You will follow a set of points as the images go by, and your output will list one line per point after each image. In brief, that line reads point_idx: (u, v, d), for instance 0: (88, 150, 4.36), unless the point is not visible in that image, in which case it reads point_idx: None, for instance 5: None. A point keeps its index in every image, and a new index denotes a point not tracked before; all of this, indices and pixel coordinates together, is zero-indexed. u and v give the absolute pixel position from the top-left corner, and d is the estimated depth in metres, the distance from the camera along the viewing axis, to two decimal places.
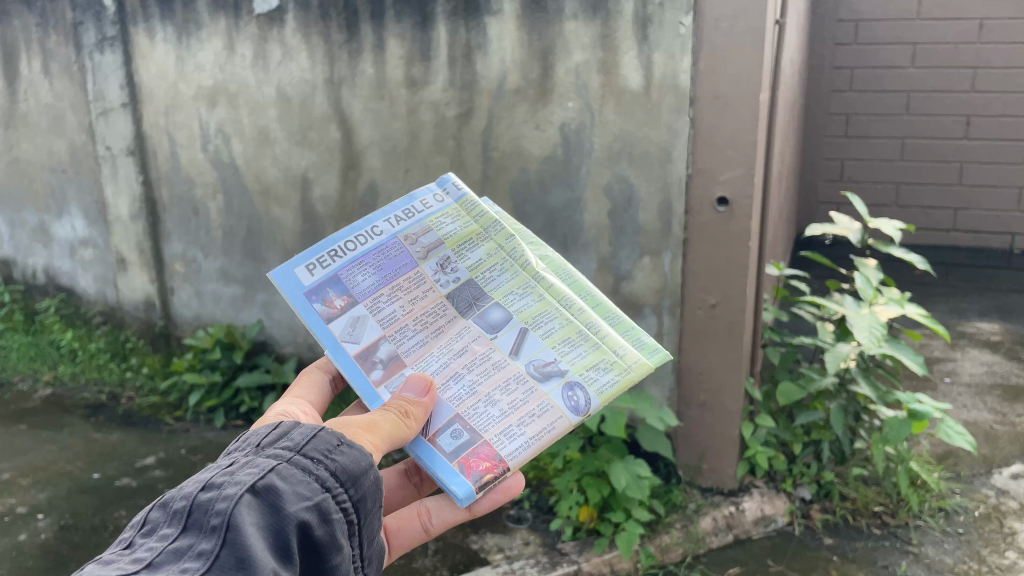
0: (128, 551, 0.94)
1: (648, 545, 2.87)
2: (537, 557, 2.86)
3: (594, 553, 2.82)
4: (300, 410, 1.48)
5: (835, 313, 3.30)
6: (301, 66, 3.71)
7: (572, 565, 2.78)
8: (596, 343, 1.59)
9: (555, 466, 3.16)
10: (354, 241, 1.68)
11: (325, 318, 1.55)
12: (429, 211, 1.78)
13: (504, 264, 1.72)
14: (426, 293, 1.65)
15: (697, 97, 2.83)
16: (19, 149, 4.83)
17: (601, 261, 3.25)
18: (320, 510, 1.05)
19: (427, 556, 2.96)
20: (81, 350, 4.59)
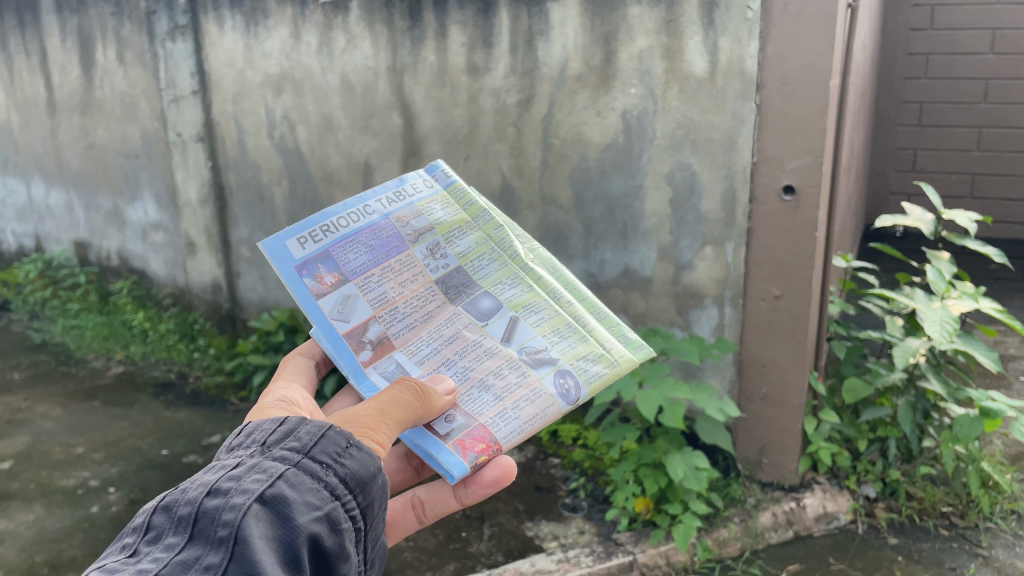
0: (129, 560, 0.88)
1: (706, 539, 2.83)
2: (592, 546, 2.84)
3: (651, 544, 2.79)
4: (299, 394, 1.40)
5: (905, 307, 3.19)
6: (364, 54, 3.75)
7: (628, 556, 2.76)
8: (583, 335, 1.58)
9: (611, 456, 3.13)
10: (346, 218, 1.61)
11: (316, 295, 1.49)
12: (419, 195, 1.73)
13: (491, 255, 1.70)
14: (415, 276, 1.61)
15: (764, 83, 2.76)
16: (96, 135, 5.00)
17: (662, 250, 3.21)
18: (330, 520, 0.97)
19: (482, 541, 2.98)
20: (152, 331, 4.75)
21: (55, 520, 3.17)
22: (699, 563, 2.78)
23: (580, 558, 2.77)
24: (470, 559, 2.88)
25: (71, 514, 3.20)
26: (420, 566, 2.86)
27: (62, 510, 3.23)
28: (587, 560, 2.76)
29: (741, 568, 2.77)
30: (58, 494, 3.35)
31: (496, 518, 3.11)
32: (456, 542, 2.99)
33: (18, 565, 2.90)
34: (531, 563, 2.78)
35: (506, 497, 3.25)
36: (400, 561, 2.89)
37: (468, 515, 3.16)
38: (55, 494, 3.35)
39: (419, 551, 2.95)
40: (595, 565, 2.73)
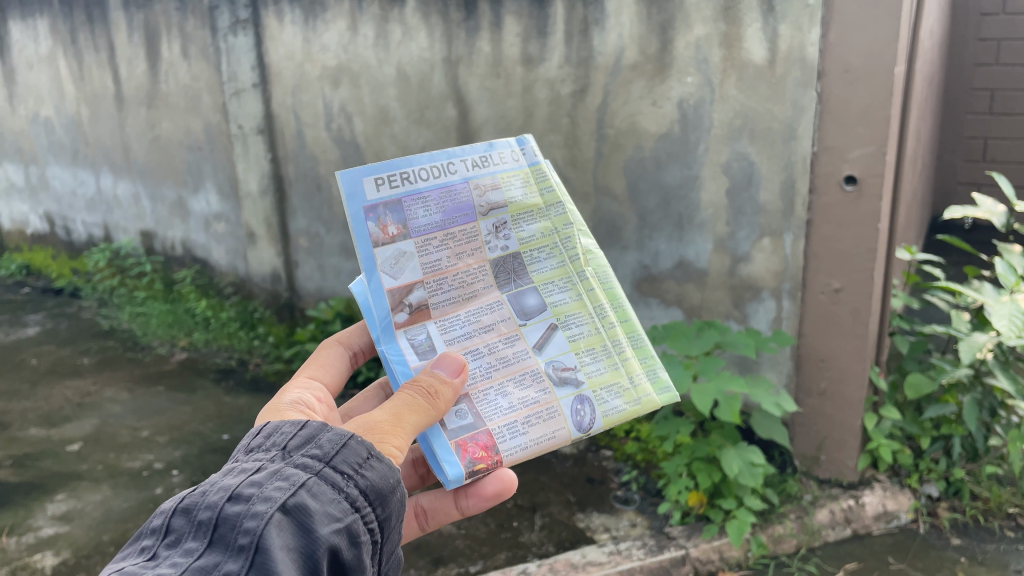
0: (150, 564, 0.90)
1: (760, 535, 2.79)
2: (644, 539, 2.83)
3: (704, 539, 2.77)
4: (313, 398, 1.41)
5: (973, 301, 3.09)
6: (420, 46, 3.77)
7: (681, 550, 2.74)
8: (615, 362, 1.52)
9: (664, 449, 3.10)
10: (427, 171, 1.51)
11: (374, 242, 1.44)
12: (506, 167, 1.58)
13: (553, 248, 1.59)
14: (474, 251, 1.53)
15: (826, 71, 2.69)
16: (161, 128, 5.15)
17: (717, 241, 3.16)
18: (349, 532, 0.99)
19: (533, 531, 3.00)
20: (214, 318, 4.88)
21: (122, 501, 3.28)
22: (754, 559, 2.75)
23: (632, 550, 2.76)
24: (521, 549, 2.90)
25: (138, 495, 3.31)
26: (472, 554, 2.89)
27: (129, 491, 3.35)
28: (638, 552, 2.75)
29: (797, 565, 2.73)
30: (125, 476, 3.48)
31: (548, 509, 3.12)
32: (507, 531, 3.01)
33: (88, 542, 3.02)
34: (582, 553, 2.78)
35: (557, 488, 3.26)
36: (452, 549, 2.93)
37: (519, 505, 3.17)
38: (123, 476, 3.48)
39: (471, 539, 2.98)
40: (647, 558, 2.72)
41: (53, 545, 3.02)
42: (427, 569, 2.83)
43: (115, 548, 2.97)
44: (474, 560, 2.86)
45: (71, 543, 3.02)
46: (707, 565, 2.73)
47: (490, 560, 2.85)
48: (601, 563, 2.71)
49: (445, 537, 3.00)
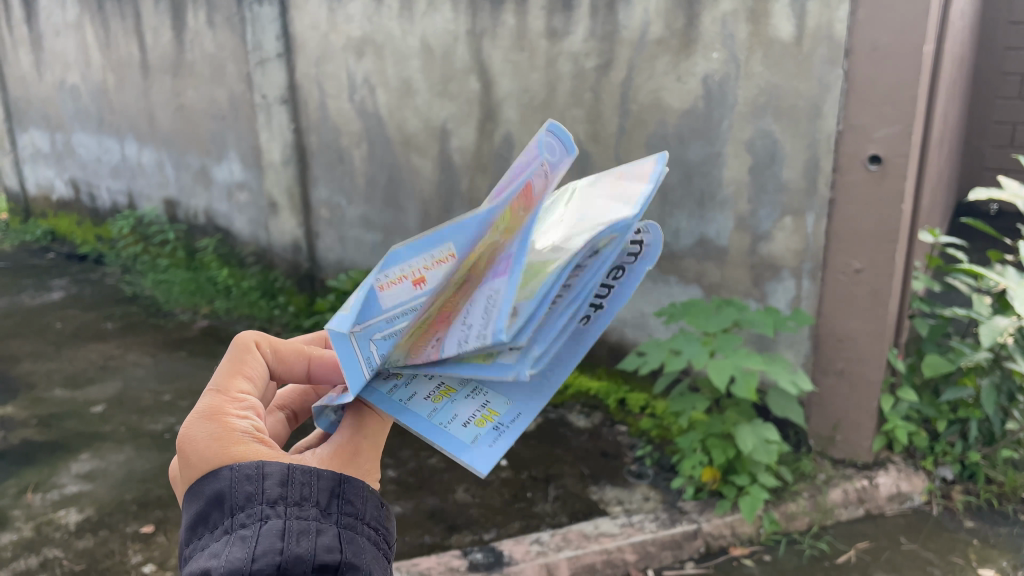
0: None
1: (773, 513, 2.81)
2: (657, 513, 2.85)
3: (716, 514, 2.79)
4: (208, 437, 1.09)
5: (996, 285, 3.05)
6: (445, 18, 3.77)
7: (693, 525, 2.76)
8: (527, 274, 1.32)
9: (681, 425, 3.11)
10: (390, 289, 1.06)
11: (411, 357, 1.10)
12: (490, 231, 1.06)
13: None
14: None
15: (853, 48, 2.68)
16: (186, 97, 5.19)
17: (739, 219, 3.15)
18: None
19: (547, 503, 3.02)
20: (235, 287, 4.93)
21: (144, 461, 3.35)
22: (765, 534, 2.77)
23: (645, 523, 2.79)
24: (535, 518, 2.94)
25: (159, 457, 3.37)
26: (487, 523, 2.92)
27: (151, 453, 3.41)
28: (651, 525, 2.77)
29: (809, 543, 2.75)
30: (146, 438, 3.54)
31: (564, 482, 3.15)
32: (522, 502, 3.04)
33: (111, 500, 3.09)
34: (595, 525, 2.80)
35: (574, 461, 3.29)
36: (467, 516, 2.97)
37: (535, 477, 3.20)
38: (145, 438, 3.54)
39: (486, 509, 3.01)
40: (660, 531, 2.74)
41: (76, 503, 3.09)
42: (441, 535, 2.87)
43: (137, 506, 3.04)
44: (489, 529, 2.89)
45: (94, 501, 3.09)
46: (720, 540, 2.75)
47: (504, 529, 2.88)
48: (614, 535, 2.74)
49: (460, 506, 3.04)
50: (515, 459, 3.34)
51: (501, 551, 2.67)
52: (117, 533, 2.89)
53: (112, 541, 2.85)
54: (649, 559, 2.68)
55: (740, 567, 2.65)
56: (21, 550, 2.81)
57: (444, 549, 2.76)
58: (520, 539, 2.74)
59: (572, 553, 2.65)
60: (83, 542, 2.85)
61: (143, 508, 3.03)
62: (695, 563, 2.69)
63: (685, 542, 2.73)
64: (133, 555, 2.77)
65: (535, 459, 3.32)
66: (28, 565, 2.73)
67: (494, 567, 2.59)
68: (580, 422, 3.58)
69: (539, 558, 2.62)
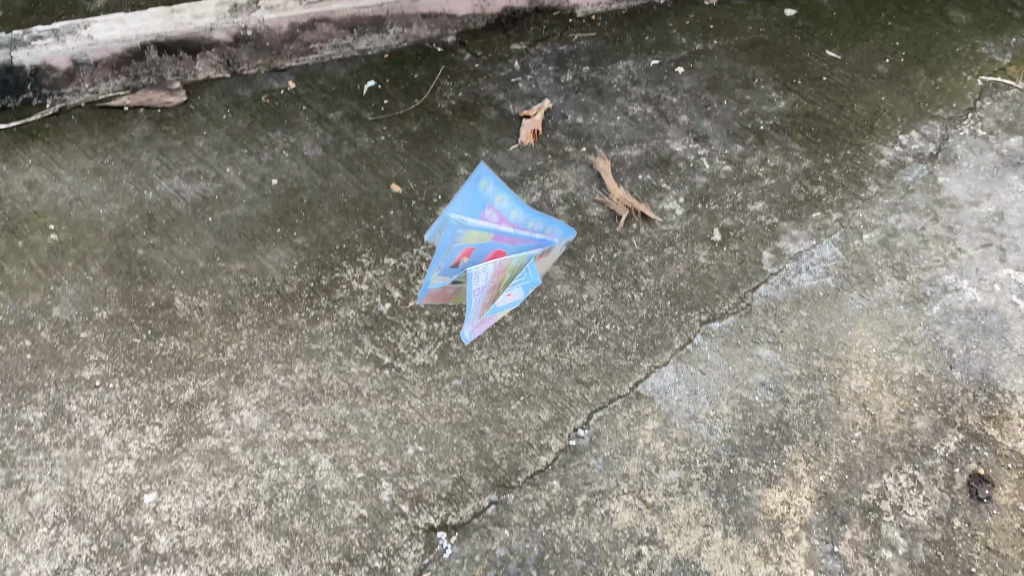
0: None
1: (929, 440, 2.03)
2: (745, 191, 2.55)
3: (920, 504, 1.93)
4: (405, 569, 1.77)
5: None
6: None
7: (814, 512, 1.91)
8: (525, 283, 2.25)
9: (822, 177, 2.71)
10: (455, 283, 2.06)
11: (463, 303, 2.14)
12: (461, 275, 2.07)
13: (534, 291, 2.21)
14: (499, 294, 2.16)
15: None
16: None
17: (831, 164, 2.65)
18: None
19: (636, 291, 2.35)
20: None
21: (125, 162, 2.62)
22: (922, 497, 1.94)
23: (729, 536, 1.88)
24: (603, 349, 2.21)
25: (140, 163, 2.61)
26: (544, 355, 2.19)
27: (141, 151, 2.64)
28: (751, 543, 1.87)
29: (961, 469, 1.99)
30: (96, 149, 2.65)
31: (645, 303, 2.32)
32: (587, 308, 2.30)
33: (134, 184, 2.55)
34: (690, 393, 2.13)
35: (664, 308, 2.31)
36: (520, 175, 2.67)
37: (635, 258, 2.42)
38: (99, 135, 2.69)
39: (553, 328, 2.25)
40: (764, 471, 1.98)
41: (94, 179, 2.56)
42: (491, 349, 2.19)
43: (155, 193, 2.52)
44: (526, 460, 1.99)
45: (113, 173, 2.58)
46: (849, 506, 1.92)
47: (572, 348, 2.21)
48: (684, 562, 1.85)
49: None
50: (590, 242, 2.46)
51: (539, 506, 1.91)
52: (131, 234, 2.41)
53: (127, 244, 2.38)
54: (751, 414, 2.09)
55: (880, 515, 1.90)
56: (21, 235, 2.39)
57: (454, 511, 1.91)
58: (559, 511, 1.91)
59: (787, 481, 1.96)
60: (94, 236, 2.40)
61: (156, 203, 2.50)
62: (818, 424, 2.06)
63: (907, 503, 1.92)
64: (130, 295, 2.25)
65: (622, 242, 2.46)
66: (48, 245, 2.37)
67: (530, 500, 1.93)
68: (667, 210, 2.54)
69: (609, 493, 1.94)
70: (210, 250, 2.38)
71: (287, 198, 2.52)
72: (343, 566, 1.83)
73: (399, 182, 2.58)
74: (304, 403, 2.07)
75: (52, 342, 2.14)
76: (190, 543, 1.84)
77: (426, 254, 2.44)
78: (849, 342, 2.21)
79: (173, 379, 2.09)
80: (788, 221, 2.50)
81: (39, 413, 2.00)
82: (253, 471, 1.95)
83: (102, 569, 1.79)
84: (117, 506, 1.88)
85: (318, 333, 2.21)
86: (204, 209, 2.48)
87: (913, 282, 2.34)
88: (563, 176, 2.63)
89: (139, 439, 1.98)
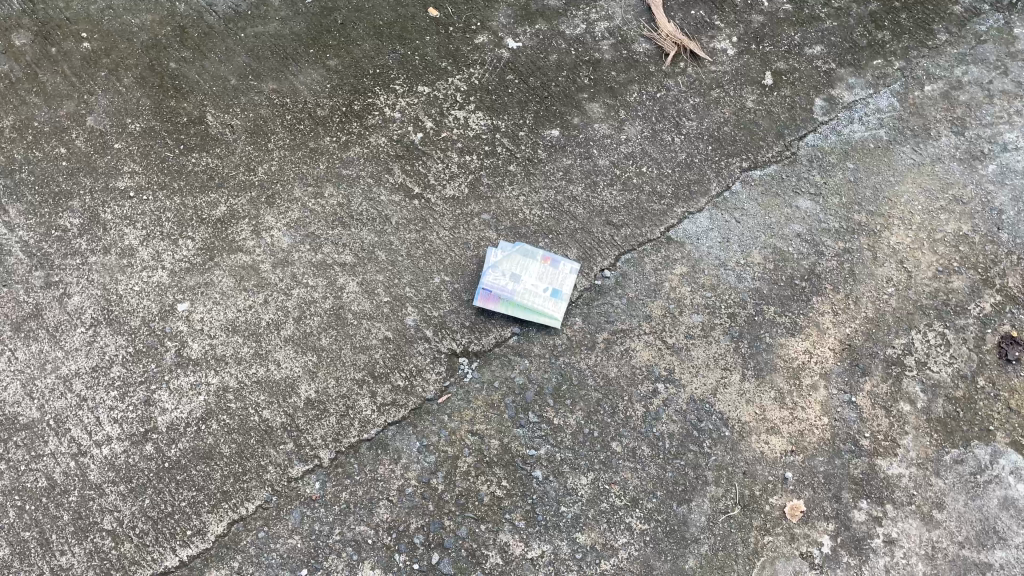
0: None
1: (964, 300, 2.00)
2: (815, 42, 2.47)
3: (945, 361, 1.91)
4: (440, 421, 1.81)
5: None
6: None
7: (835, 363, 1.90)
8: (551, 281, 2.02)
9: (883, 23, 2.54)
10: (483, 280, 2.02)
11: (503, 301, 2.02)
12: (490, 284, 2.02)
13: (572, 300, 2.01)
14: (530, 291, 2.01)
15: None
16: None
17: (900, 9, 2.57)
18: None
19: (677, 134, 2.27)
20: None
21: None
22: (949, 355, 1.91)
23: (746, 381, 1.88)
24: (638, 193, 2.16)
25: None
26: (576, 195, 2.15)
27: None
28: (768, 389, 1.87)
29: (992, 330, 1.96)
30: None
31: (685, 147, 2.25)
32: (624, 150, 2.24)
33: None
34: (723, 240, 2.09)
35: (706, 154, 2.24)
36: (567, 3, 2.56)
37: (679, 100, 2.35)
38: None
39: (588, 169, 2.20)
40: (789, 320, 1.96)
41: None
42: (523, 186, 2.16)
43: (187, 6, 2.46)
44: (563, 286, 1.99)
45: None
46: (872, 358, 1.91)
47: (607, 190, 2.16)
48: (699, 401, 1.85)
49: (532, 137, 2.25)
50: (632, 81, 2.38)
51: (559, 340, 1.92)
52: (163, 46, 2.37)
53: (160, 57, 2.35)
54: (782, 265, 2.04)
55: (903, 370, 1.89)
56: (54, 42, 2.35)
57: (476, 339, 1.92)
58: (578, 346, 1.92)
59: (810, 332, 1.94)
60: (127, 47, 2.36)
61: (188, 15, 2.44)
62: (851, 277, 2.03)
63: (931, 360, 1.91)
64: (163, 110, 2.24)
65: (667, 81, 2.38)
66: (81, 54, 2.33)
67: (551, 333, 1.93)
68: (717, 50, 2.46)
69: (630, 331, 1.94)
70: (242, 69, 2.34)
71: (321, 19, 2.47)
72: (368, 383, 1.84)
73: (437, 7, 2.52)
74: (333, 226, 2.07)
75: (88, 152, 2.15)
76: (221, 352, 1.86)
77: (465, 84, 2.35)
78: (895, 196, 2.17)
79: (205, 196, 2.09)
80: (846, 67, 2.42)
81: (75, 220, 2.03)
82: (282, 289, 1.96)
83: (137, 370, 1.83)
84: (151, 313, 1.91)
85: (349, 160, 2.18)
86: (236, 25, 2.43)
87: (971, 140, 2.29)
88: (609, 8, 2.55)
89: (172, 250, 2.00)
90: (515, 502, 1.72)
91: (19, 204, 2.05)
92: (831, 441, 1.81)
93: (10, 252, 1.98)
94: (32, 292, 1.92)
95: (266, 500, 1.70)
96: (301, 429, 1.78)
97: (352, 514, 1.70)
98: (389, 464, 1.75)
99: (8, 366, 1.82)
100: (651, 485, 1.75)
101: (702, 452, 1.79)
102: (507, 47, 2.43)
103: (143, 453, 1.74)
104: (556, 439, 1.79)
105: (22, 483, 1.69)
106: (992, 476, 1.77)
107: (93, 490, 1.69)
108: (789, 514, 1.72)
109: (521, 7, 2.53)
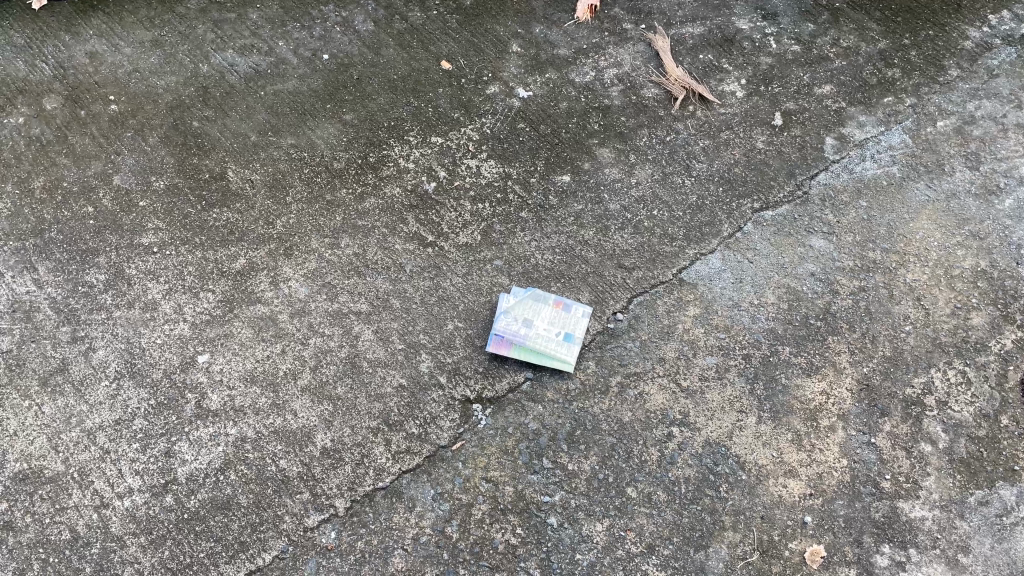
0: None
1: (984, 337, 1.97)
2: (825, 83, 2.49)
3: (967, 401, 1.87)
4: (455, 467, 1.81)
5: None
6: None
7: (853, 404, 1.88)
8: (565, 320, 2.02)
9: (895, 57, 2.55)
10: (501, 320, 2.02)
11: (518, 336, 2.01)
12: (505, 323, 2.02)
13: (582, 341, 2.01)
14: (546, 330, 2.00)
15: None
16: None
17: (910, 46, 2.59)
18: None
19: (687, 176, 2.29)
20: None
21: (182, 35, 2.66)
22: (971, 394, 1.88)
23: (762, 423, 1.86)
24: (649, 236, 2.17)
25: (196, 36, 2.65)
26: (588, 239, 2.17)
27: (196, 24, 2.69)
28: (785, 431, 1.85)
29: (1014, 367, 1.92)
30: (154, 22, 2.70)
31: (695, 189, 2.26)
32: (634, 193, 2.26)
33: (190, 58, 2.59)
34: (736, 281, 2.08)
35: (716, 195, 2.25)
36: (578, 49, 2.62)
37: (689, 142, 2.37)
38: (158, 7, 2.74)
39: (599, 213, 2.22)
40: (804, 360, 1.94)
41: (153, 51, 2.61)
42: (535, 232, 2.19)
43: (210, 67, 2.56)
44: (576, 328, 2.00)
45: (172, 46, 2.62)
46: (891, 398, 1.88)
47: (618, 233, 2.18)
48: (715, 445, 1.83)
49: (543, 183, 2.28)
50: (642, 124, 2.42)
51: (572, 385, 1.92)
52: (187, 106, 2.46)
53: (183, 117, 2.44)
54: (796, 304, 2.04)
55: (923, 410, 1.86)
56: (83, 105, 2.46)
57: (490, 385, 1.93)
58: (591, 392, 1.91)
59: (827, 371, 1.93)
60: (153, 108, 2.46)
61: (210, 75, 2.54)
62: (867, 315, 2.01)
63: (952, 400, 1.87)
64: (186, 167, 2.32)
65: (677, 124, 2.41)
66: (108, 116, 2.43)
67: (565, 379, 1.93)
68: (726, 92, 2.49)
69: (643, 375, 1.93)
70: (262, 125, 2.42)
71: (338, 75, 2.55)
72: (383, 432, 1.86)
73: (449, 59, 2.59)
74: (349, 276, 2.11)
75: (114, 210, 2.22)
76: (240, 403, 1.89)
77: (477, 132, 2.40)
78: (910, 234, 2.15)
79: (226, 250, 2.15)
80: (856, 105, 2.43)
81: (101, 276, 2.10)
82: (299, 340, 1.99)
83: (158, 422, 1.86)
84: (172, 365, 1.95)
85: (364, 211, 2.23)
86: (256, 83, 2.52)
87: (987, 174, 2.27)
88: (618, 55, 2.61)
89: (193, 304, 2.05)
90: (529, 550, 1.71)
91: (49, 262, 2.12)
92: (851, 483, 1.77)
93: (39, 309, 2.04)
94: (59, 347, 1.98)
95: (283, 550, 1.71)
96: (317, 478, 1.79)
97: (367, 563, 1.70)
98: (404, 512, 1.76)
99: (34, 421, 1.87)
100: (667, 531, 1.72)
101: (718, 497, 1.76)
102: (518, 96, 2.49)
103: (164, 504, 1.76)
104: (570, 485, 1.78)
105: (47, 536, 1.72)
106: (1018, 518, 1.72)
107: (115, 542, 1.72)
108: (809, 560, 1.68)
109: (531, 56, 2.59)
